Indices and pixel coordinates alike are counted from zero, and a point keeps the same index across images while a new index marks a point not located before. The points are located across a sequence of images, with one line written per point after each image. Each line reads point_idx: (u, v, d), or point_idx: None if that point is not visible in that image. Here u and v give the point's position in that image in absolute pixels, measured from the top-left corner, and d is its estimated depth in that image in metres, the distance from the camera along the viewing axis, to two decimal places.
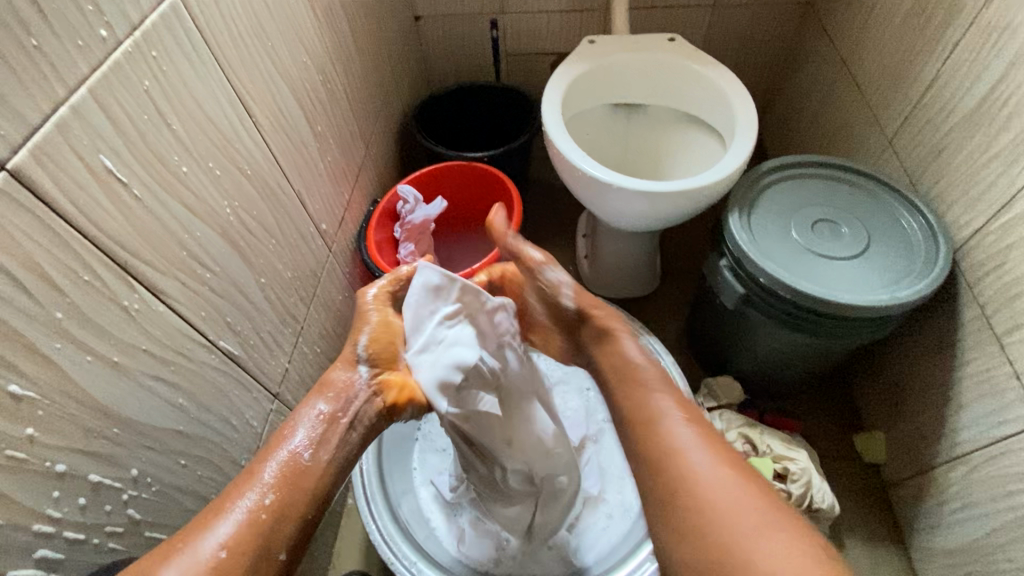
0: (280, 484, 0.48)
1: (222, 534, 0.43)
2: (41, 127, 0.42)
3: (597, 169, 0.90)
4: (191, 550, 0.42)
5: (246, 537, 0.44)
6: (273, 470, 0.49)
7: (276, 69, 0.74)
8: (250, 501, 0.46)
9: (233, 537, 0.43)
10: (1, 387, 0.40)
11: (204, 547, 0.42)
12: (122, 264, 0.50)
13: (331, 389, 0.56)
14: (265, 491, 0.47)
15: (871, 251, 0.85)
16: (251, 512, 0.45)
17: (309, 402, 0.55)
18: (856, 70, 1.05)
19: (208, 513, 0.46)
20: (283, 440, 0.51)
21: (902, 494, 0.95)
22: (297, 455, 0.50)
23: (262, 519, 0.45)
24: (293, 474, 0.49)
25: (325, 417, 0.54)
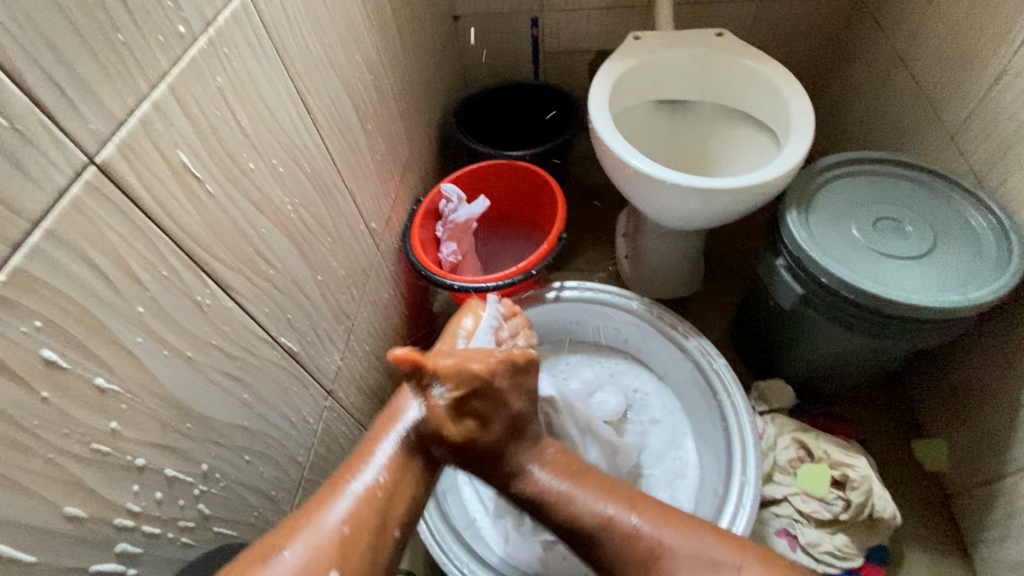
0: (393, 463, 0.52)
1: (343, 511, 0.46)
2: (127, 123, 0.42)
3: (648, 165, 0.88)
4: (314, 525, 0.44)
5: (366, 513, 0.47)
6: (389, 449, 0.52)
7: (333, 66, 0.74)
8: (369, 478, 0.49)
9: (354, 513, 0.46)
10: (88, 379, 0.40)
11: (328, 523, 0.45)
12: (196, 260, 0.50)
13: (451, 372, 0.54)
14: (382, 469, 0.50)
15: (938, 252, 0.81)
16: (369, 486, 0.49)
17: (429, 381, 0.54)
18: (914, 64, 1.02)
19: (322, 491, 0.48)
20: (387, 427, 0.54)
21: (967, 504, 0.90)
22: (408, 438, 0.54)
23: (380, 496, 0.49)
24: (407, 452, 0.53)
25: (439, 405, 0.54)
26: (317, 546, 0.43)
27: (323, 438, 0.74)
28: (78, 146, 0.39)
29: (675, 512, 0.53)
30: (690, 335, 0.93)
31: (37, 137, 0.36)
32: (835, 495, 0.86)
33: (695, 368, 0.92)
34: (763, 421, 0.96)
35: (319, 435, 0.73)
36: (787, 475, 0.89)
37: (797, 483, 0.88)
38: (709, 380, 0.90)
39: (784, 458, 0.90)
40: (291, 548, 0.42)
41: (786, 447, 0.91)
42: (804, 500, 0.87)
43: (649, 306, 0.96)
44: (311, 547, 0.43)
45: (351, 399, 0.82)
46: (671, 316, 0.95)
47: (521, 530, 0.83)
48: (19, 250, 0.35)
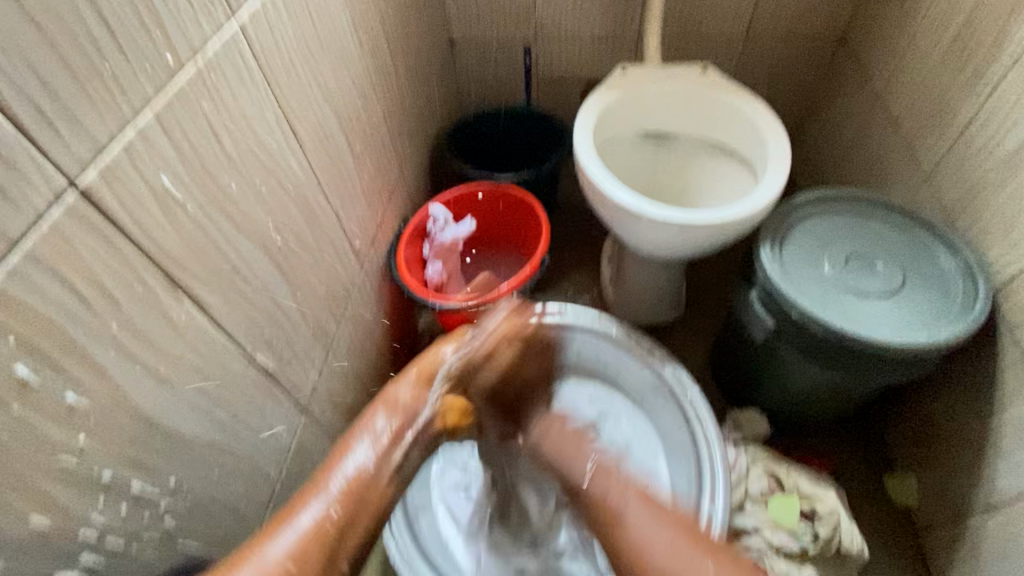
0: (344, 498, 0.52)
1: (288, 544, 0.48)
2: (110, 148, 0.44)
3: (627, 198, 0.90)
4: (260, 560, 0.46)
5: (311, 549, 0.48)
6: (339, 484, 0.53)
7: (322, 92, 0.76)
8: (319, 512, 0.50)
9: (299, 547, 0.48)
10: (58, 395, 0.41)
11: (271, 556, 0.47)
12: (174, 279, 0.52)
13: (396, 406, 0.59)
14: (333, 502, 0.51)
15: (907, 290, 0.83)
16: (318, 522, 0.50)
17: (377, 416, 0.59)
18: (890, 107, 1.05)
19: (276, 520, 0.51)
20: (346, 455, 0.55)
21: (936, 541, 0.91)
22: (361, 471, 0.54)
23: (328, 530, 0.50)
24: (358, 488, 0.53)
25: (388, 433, 0.57)
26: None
27: (296, 454, 0.75)
28: (58, 169, 0.40)
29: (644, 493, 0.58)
30: (665, 362, 0.96)
31: (18, 160, 0.38)
32: (804, 527, 0.87)
33: (667, 394, 0.95)
34: (736, 451, 0.96)
35: (292, 451, 0.74)
36: (758, 505, 0.90)
37: (767, 514, 0.89)
38: (681, 406, 0.93)
39: (757, 489, 0.90)
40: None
41: (758, 479, 0.91)
42: (773, 531, 0.87)
43: (626, 333, 1.00)
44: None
45: (327, 416, 0.83)
46: (648, 343, 0.99)
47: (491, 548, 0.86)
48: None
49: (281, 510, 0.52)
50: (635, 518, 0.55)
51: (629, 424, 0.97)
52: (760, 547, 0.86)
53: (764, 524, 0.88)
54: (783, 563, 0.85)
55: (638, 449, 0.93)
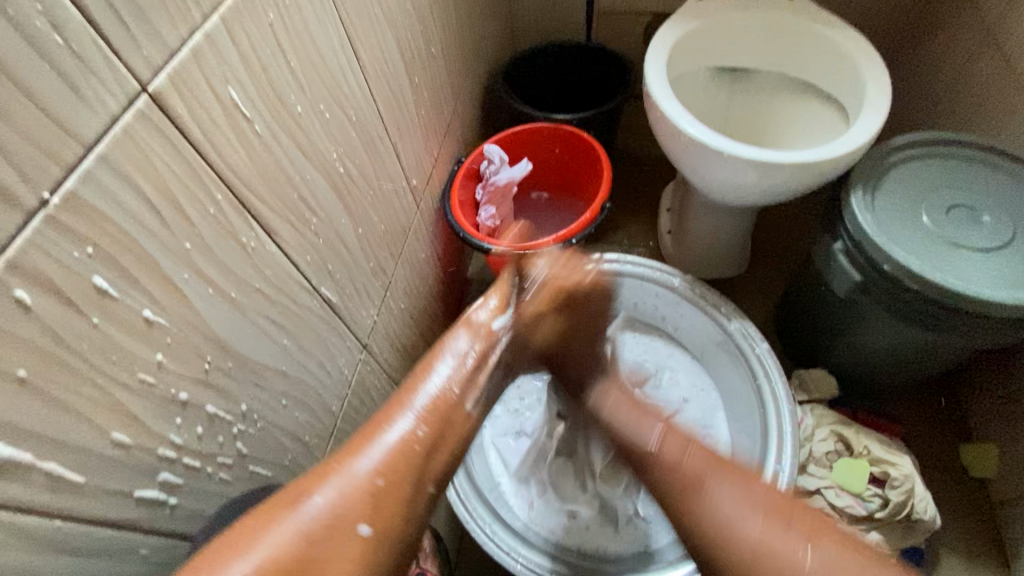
0: (430, 417, 0.49)
1: (376, 458, 0.44)
2: (180, 52, 0.41)
3: (705, 135, 0.83)
4: (346, 472, 0.43)
5: (400, 464, 0.45)
6: (423, 402, 0.49)
7: (383, 13, 0.72)
8: (406, 428, 0.47)
9: (389, 461, 0.44)
10: (136, 310, 0.40)
11: (361, 469, 0.43)
12: (242, 201, 0.49)
13: (478, 328, 0.57)
14: (419, 421, 0.48)
15: (1017, 246, 0.75)
16: (405, 438, 0.46)
17: (458, 336, 0.56)
18: (1005, 40, 0.93)
19: (357, 438, 0.46)
20: (428, 376, 0.52)
21: (1016, 514, 0.86)
22: (449, 391, 0.51)
23: (414, 447, 0.46)
24: (442, 409, 0.50)
25: (470, 357, 0.55)
26: (349, 497, 0.41)
27: (356, 389, 0.74)
28: (131, 72, 0.38)
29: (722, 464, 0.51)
30: (733, 317, 0.89)
31: (91, 60, 0.35)
32: (872, 492, 0.83)
33: (733, 349, 0.89)
34: (801, 411, 0.92)
35: (353, 387, 0.73)
36: (822, 468, 0.86)
37: (832, 476, 0.85)
38: (748, 363, 0.87)
39: (822, 450, 0.87)
40: (322, 493, 0.41)
41: (823, 439, 0.88)
42: (838, 494, 0.83)
43: (691, 284, 0.93)
44: (341, 496, 0.41)
45: (384, 355, 0.82)
46: (714, 296, 0.91)
47: (544, 497, 0.84)
48: (73, 174, 0.34)
49: (360, 430, 0.48)
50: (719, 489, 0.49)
51: (688, 377, 0.96)
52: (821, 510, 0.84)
53: (827, 485, 0.84)
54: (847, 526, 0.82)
55: (694, 408, 0.93)
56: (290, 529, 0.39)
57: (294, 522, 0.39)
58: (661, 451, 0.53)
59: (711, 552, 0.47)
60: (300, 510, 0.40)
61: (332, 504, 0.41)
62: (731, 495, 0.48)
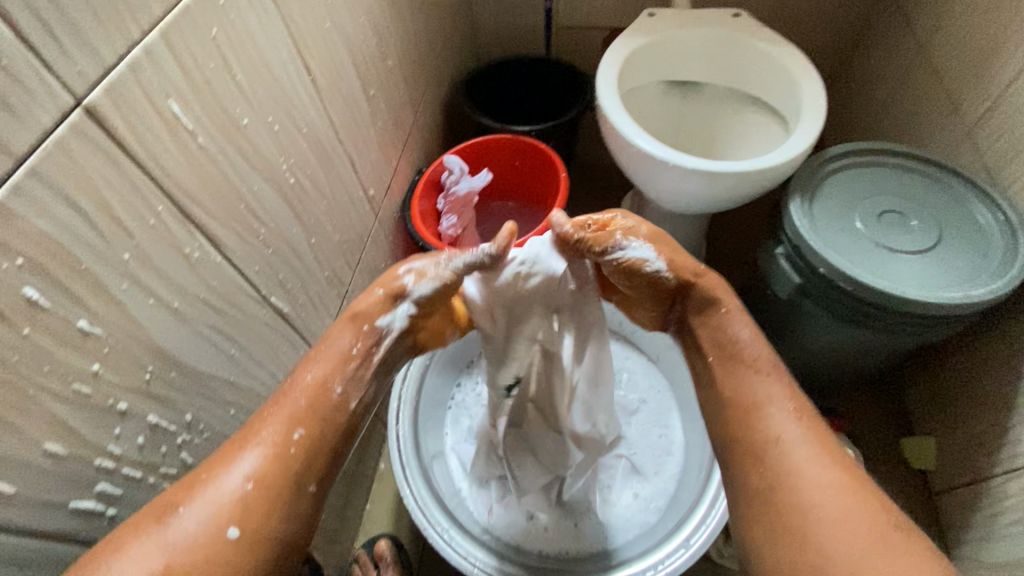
0: (305, 418, 0.51)
1: (246, 466, 0.47)
2: (117, 68, 0.42)
3: (652, 145, 0.86)
4: (214, 482, 0.46)
5: (269, 468, 0.47)
6: (296, 403, 0.52)
7: (336, 28, 0.73)
8: (275, 433, 0.49)
9: (258, 469, 0.47)
10: (70, 320, 0.40)
11: (230, 479, 0.46)
12: (185, 212, 0.50)
13: (362, 321, 0.57)
14: (293, 424, 0.50)
15: (942, 248, 0.80)
16: (275, 444, 0.49)
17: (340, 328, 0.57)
18: (934, 57, 0.99)
19: (229, 445, 0.49)
20: (301, 377, 0.54)
21: (952, 503, 0.90)
22: (329, 393, 0.54)
23: (287, 450, 0.49)
24: (318, 406, 0.52)
25: (352, 354, 0.56)
26: (216, 507, 0.44)
27: None
28: (65, 88, 0.38)
29: (803, 402, 0.55)
30: None
31: (21, 74, 0.35)
32: None
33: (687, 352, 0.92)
34: None
35: None
36: None
37: None
38: None
39: None
40: (191, 505, 0.44)
41: None
42: None
43: None
44: (209, 505, 0.44)
45: None
46: None
47: (504, 502, 0.86)
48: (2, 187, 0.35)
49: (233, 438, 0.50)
50: (784, 421, 0.53)
51: (645, 379, 0.99)
52: None
53: None
54: None
55: (650, 410, 0.96)
56: (158, 541, 0.42)
57: (162, 534, 0.42)
58: (753, 378, 0.57)
59: (759, 459, 0.53)
60: (167, 525, 0.43)
61: (201, 515, 0.44)
62: (793, 429, 0.53)
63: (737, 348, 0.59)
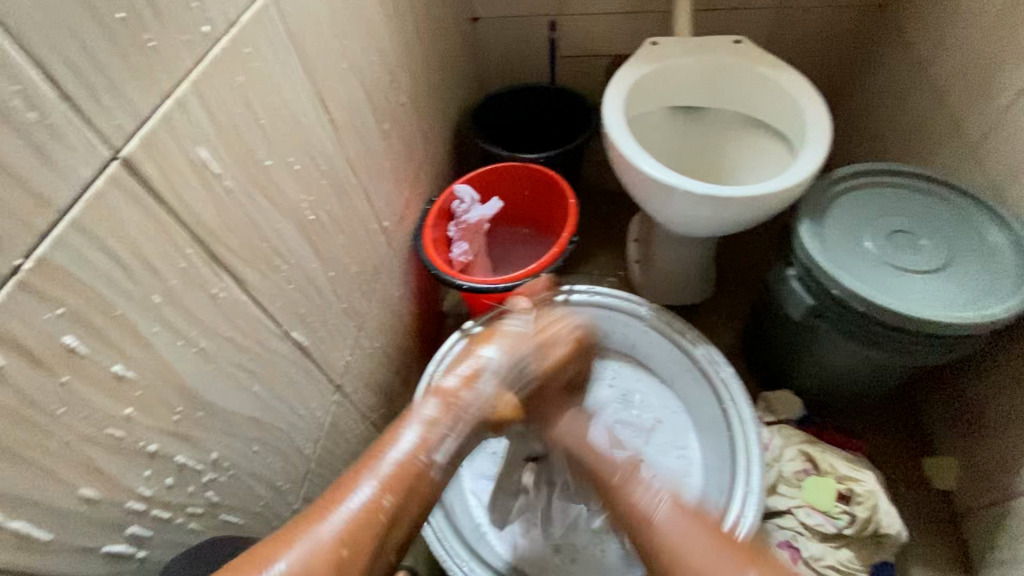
0: (395, 483, 0.49)
1: (340, 525, 0.46)
2: (150, 119, 0.44)
3: (661, 171, 0.88)
4: (312, 536, 0.45)
5: (363, 533, 0.46)
6: (389, 466, 0.50)
7: (352, 67, 0.75)
8: (369, 497, 0.48)
9: (350, 531, 0.45)
10: (105, 365, 0.41)
11: (323, 535, 0.45)
12: (213, 254, 0.51)
13: (445, 395, 0.55)
14: (383, 489, 0.48)
15: (952, 266, 0.80)
16: (369, 508, 0.47)
17: (427, 401, 0.55)
18: (933, 77, 1.01)
19: (329, 496, 0.48)
20: (395, 440, 0.52)
21: (975, 523, 0.89)
22: (417, 459, 0.51)
23: (377, 516, 0.47)
24: (408, 474, 0.50)
25: (439, 421, 0.54)
26: (313, 561, 0.43)
27: (329, 431, 0.75)
28: (103, 140, 0.40)
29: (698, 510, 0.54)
30: (699, 342, 0.92)
31: (63, 129, 0.37)
32: (840, 510, 0.85)
33: (700, 374, 0.92)
34: (768, 432, 0.95)
35: (326, 428, 0.74)
36: (792, 487, 0.88)
37: (802, 495, 0.87)
38: (715, 387, 0.89)
39: (790, 470, 0.89)
40: (289, 557, 0.43)
41: (792, 459, 0.90)
42: (808, 513, 0.85)
43: (658, 312, 0.96)
44: (306, 562, 0.43)
45: (358, 394, 0.83)
46: (680, 322, 0.95)
47: (528, 535, 0.84)
48: (45, 240, 0.36)
49: (334, 487, 0.49)
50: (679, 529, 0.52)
51: (658, 401, 1.00)
52: (792, 528, 0.86)
53: (797, 504, 0.86)
54: (818, 545, 0.84)
55: (666, 431, 0.97)
56: None
57: None
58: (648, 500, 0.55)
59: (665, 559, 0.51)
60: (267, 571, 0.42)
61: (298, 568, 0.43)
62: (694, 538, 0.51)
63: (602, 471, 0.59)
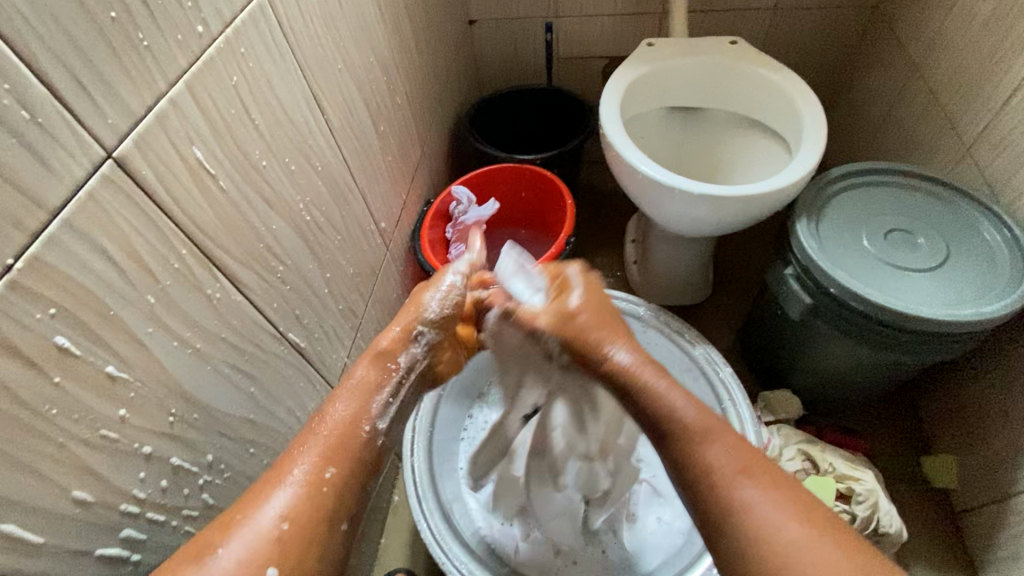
0: (336, 454, 0.47)
1: (281, 505, 0.42)
2: (144, 118, 0.43)
3: (658, 171, 0.88)
4: (251, 521, 0.41)
5: (307, 505, 0.43)
6: (326, 437, 0.48)
7: (347, 68, 0.75)
8: (307, 471, 0.45)
9: (293, 507, 0.42)
10: (99, 366, 0.41)
11: (264, 519, 0.41)
12: (208, 254, 0.51)
13: (382, 356, 0.56)
14: (326, 460, 0.46)
15: (949, 265, 0.80)
16: (310, 482, 0.44)
17: (359, 366, 0.55)
18: (929, 76, 1.01)
19: (263, 482, 0.44)
20: (330, 410, 0.50)
21: (976, 523, 0.89)
22: (360, 428, 0.49)
23: (321, 487, 0.44)
24: (350, 440, 0.48)
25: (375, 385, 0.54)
26: (258, 546, 0.40)
27: None
28: (96, 140, 0.40)
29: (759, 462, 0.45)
30: (697, 343, 0.93)
31: (56, 129, 0.37)
32: (841, 508, 0.85)
33: (699, 374, 0.92)
34: (768, 432, 0.94)
35: None
36: None
37: None
38: (713, 388, 0.89)
39: (791, 469, 0.89)
40: (228, 546, 0.40)
41: (792, 458, 0.90)
42: None
43: (657, 312, 0.96)
44: (248, 547, 0.40)
45: None
46: (678, 323, 0.95)
47: (529, 540, 0.83)
48: (37, 239, 0.36)
49: (266, 473, 0.46)
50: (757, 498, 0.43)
51: None
52: None
53: None
54: None
55: None
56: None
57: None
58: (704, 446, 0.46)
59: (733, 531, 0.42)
60: (206, 565, 0.38)
61: (238, 561, 0.39)
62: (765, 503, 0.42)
63: (667, 416, 0.48)
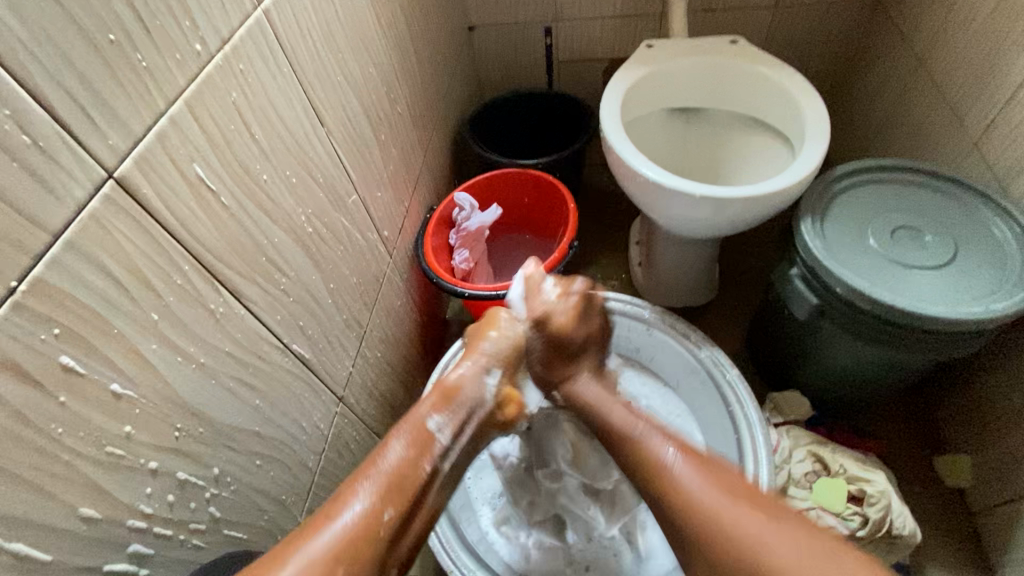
0: (396, 496, 0.50)
1: (332, 542, 0.44)
2: (144, 139, 0.44)
3: (658, 174, 0.87)
4: (301, 560, 0.42)
5: (365, 546, 0.46)
6: (380, 480, 0.50)
7: (347, 79, 0.75)
8: (364, 513, 0.47)
9: (344, 546, 0.44)
10: (103, 384, 0.41)
11: (317, 549, 0.44)
12: (210, 269, 0.51)
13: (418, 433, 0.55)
14: (381, 500, 0.49)
15: (957, 261, 0.79)
16: (369, 524, 0.47)
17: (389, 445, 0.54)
18: (933, 70, 1.00)
19: (320, 515, 0.47)
20: (384, 450, 0.53)
21: (991, 522, 0.87)
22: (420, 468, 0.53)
23: (375, 529, 0.47)
24: (404, 483, 0.51)
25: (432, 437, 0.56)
26: None
27: (333, 442, 0.75)
28: (97, 160, 0.40)
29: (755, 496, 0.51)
30: (703, 345, 0.92)
31: (57, 152, 0.37)
32: (852, 511, 0.84)
33: (705, 377, 0.91)
34: (777, 434, 0.94)
35: (329, 440, 0.74)
36: (802, 489, 0.87)
37: (812, 497, 0.86)
38: (721, 390, 0.88)
39: (799, 472, 0.88)
40: None
41: (801, 460, 0.89)
42: (819, 515, 0.84)
43: (664, 317, 0.96)
44: None
45: (362, 405, 0.83)
46: (683, 324, 0.94)
47: (540, 548, 0.82)
48: (40, 261, 0.36)
49: (320, 508, 0.48)
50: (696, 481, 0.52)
51: (663, 407, 0.97)
52: None
53: (808, 506, 0.85)
54: None
55: None
56: None
57: None
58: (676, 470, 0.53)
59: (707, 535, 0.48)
60: None
61: None
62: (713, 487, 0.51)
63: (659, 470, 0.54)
